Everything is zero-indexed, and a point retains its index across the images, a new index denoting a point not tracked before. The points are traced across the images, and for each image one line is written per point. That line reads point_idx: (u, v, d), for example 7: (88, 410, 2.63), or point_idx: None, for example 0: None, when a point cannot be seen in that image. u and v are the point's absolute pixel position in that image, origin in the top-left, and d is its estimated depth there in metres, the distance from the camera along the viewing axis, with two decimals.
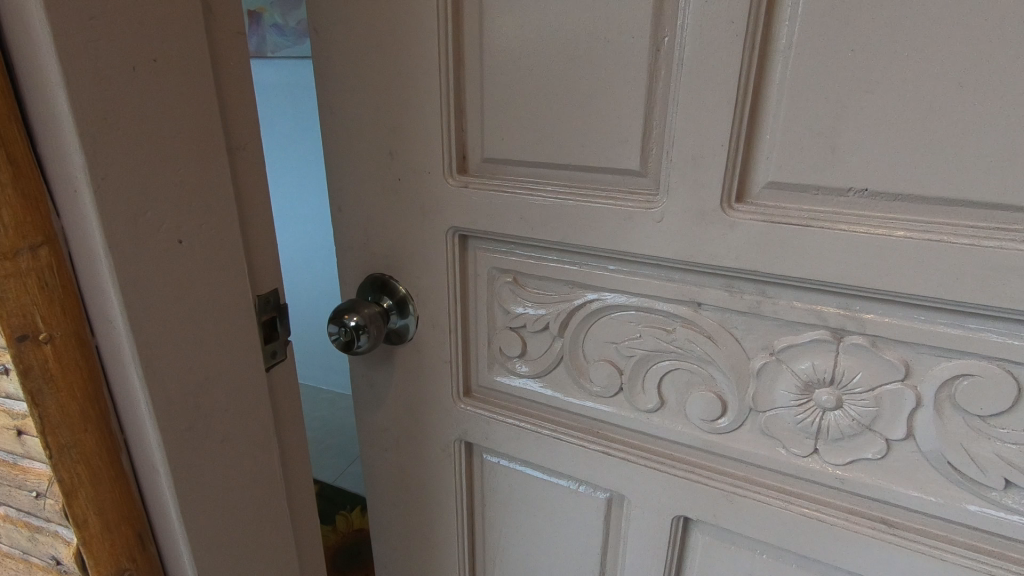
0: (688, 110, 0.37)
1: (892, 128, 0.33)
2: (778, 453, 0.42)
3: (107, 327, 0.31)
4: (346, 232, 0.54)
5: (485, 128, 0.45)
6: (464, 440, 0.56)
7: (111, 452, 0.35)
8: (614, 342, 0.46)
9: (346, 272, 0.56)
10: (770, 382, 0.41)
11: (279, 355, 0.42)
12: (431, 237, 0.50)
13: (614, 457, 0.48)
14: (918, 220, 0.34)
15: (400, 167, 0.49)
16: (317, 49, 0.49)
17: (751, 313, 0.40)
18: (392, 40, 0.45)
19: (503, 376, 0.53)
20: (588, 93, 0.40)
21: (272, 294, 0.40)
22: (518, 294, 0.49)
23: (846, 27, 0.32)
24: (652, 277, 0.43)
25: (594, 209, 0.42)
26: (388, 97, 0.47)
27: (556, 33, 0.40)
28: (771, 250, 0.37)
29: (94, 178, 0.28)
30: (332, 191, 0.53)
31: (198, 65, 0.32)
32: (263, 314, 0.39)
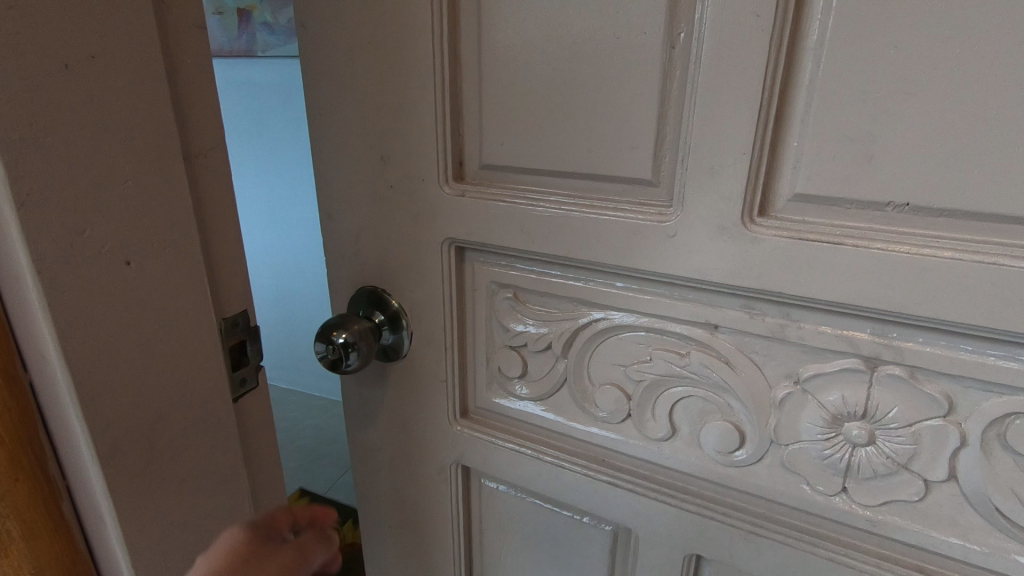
0: (705, 114, 0.34)
1: (938, 135, 0.29)
2: (802, 490, 0.38)
3: (40, 360, 0.30)
4: (335, 242, 0.51)
5: (483, 131, 0.42)
6: (461, 463, 0.53)
7: (53, 501, 0.32)
8: (621, 365, 0.42)
9: (336, 285, 0.53)
10: (794, 413, 0.37)
11: (249, 382, 0.41)
12: (424, 250, 0.46)
13: (621, 488, 0.45)
14: (968, 239, 0.30)
15: (392, 174, 0.46)
16: (303, 45, 0.45)
17: (775, 337, 0.36)
18: (382, 35, 0.42)
19: (502, 398, 0.49)
20: (595, 94, 0.37)
21: (240, 317, 0.40)
22: (518, 310, 0.45)
23: (887, 21, 0.29)
24: (664, 296, 0.39)
25: (601, 221, 0.39)
26: (378, 97, 0.44)
27: (559, 28, 0.37)
28: (797, 270, 0.33)
29: (17, 195, 0.27)
30: (321, 198, 0.50)
31: (143, 68, 0.31)
32: (230, 338, 0.39)
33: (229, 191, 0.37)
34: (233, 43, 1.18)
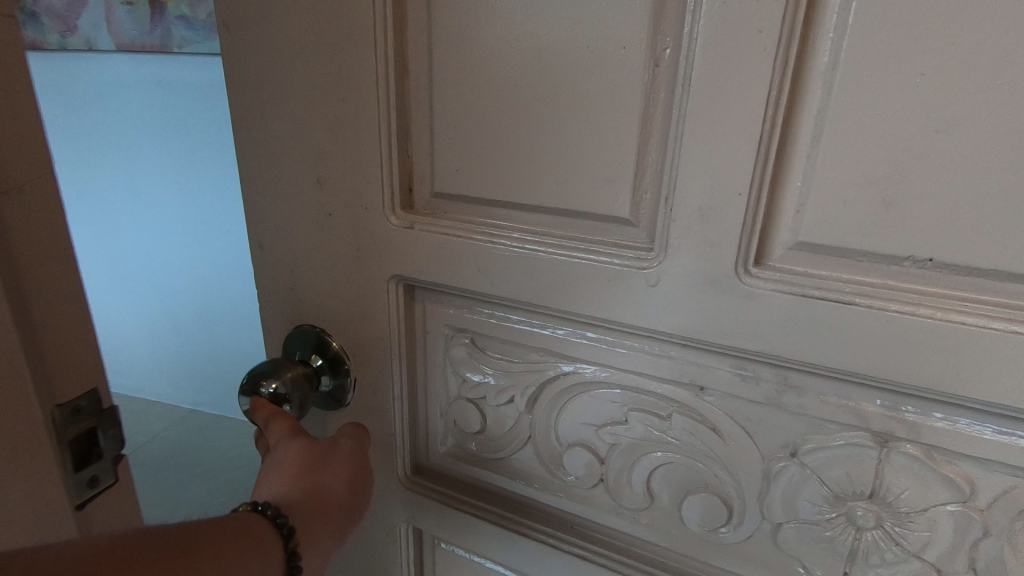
0: (696, 146, 0.28)
1: (973, 182, 0.25)
2: (796, 574, 0.34)
3: None
4: (267, 274, 0.44)
5: (434, 155, 0.36)
6: (413, 525, 0.47)
7: None
8: (593, 425, 0.37)
9: (270, 323, 0.46)
10: (790, 490, 0.32)
11: (101, 480, 0.32)
12: (368, 288, 0.40)
13: (591, 562, 0.39)
14: (1001, 303, 0.25)
15: (329, 200, 0.39)
16: (225, 47, 0.38)
17: (771, 404, 0.31)
18: (314, 38, 0.35)
19: (459, 455, 0.43)
20: (563, 117, 0.31)
21: (84, 401, 0.31)
22: (474, 359, 0.40)
23: (917, 45, 0.24)
24: (643, 351, 0.34)
25: (571, 264, 0.33)
26: (311, 111, 0.37)
27: (523, 38, 0.31)
28: (799, 331, 0.29)
29: None
30: (249, 224, 0.43)
31: None
32: (69, 430, 0.30)
33: None
34: (146, 36, 1.17)
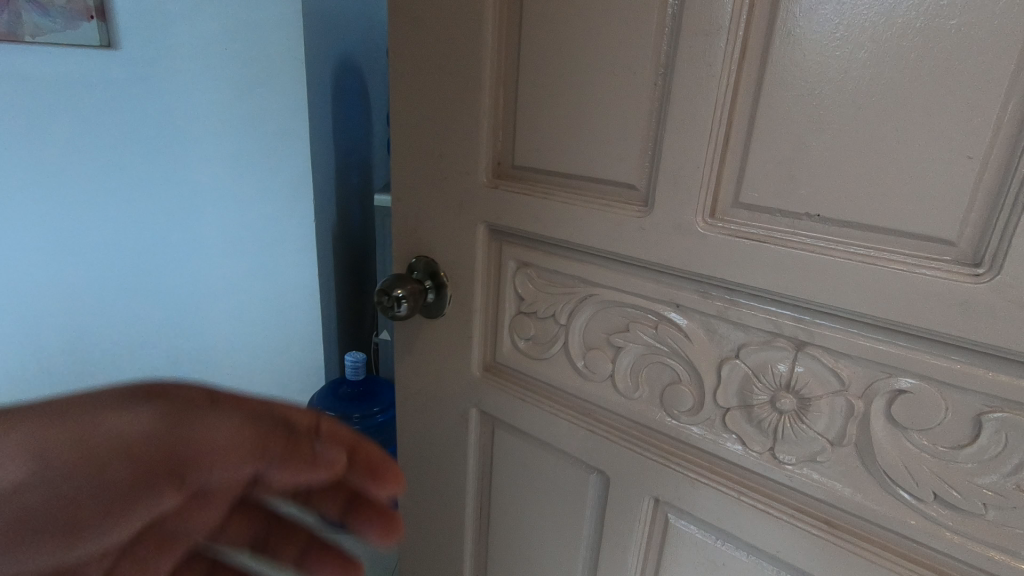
0: (674, 135, 0.44)
1: (839, 162, 0.38)
2: (735, 446, 0.48)
3: None
4: (400, 218, 0.64)
5: (515, 139, 0.54)
6: (479, 408, 0.65)
7: None
8: (609, 333, 0.52)
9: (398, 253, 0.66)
10: (733, 382, 0.46)
11: None
12: (464, 228, 0.59)
13: (601, 437, 0.55)
14: (860, 246, 0.39)
15: (445, 168, 0.58)
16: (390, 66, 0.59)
17: (724, 318, 0.45)
18: (445, 61, 0.55)
19: (517, 353, 0.60)
20: (596, 115, 0.48)
21: None
22: (533, 282, 0.57)
23: (805, 72, 0.38)
24: (644, 277, 0.49)
25: (596, 214, 0.50)
26: (438, 108, 0.57)
27: (573, 64, 0.48)
28: (732, 260, 0.43)
29: None
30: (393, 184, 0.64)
31: None
32: None
33: None
34: None
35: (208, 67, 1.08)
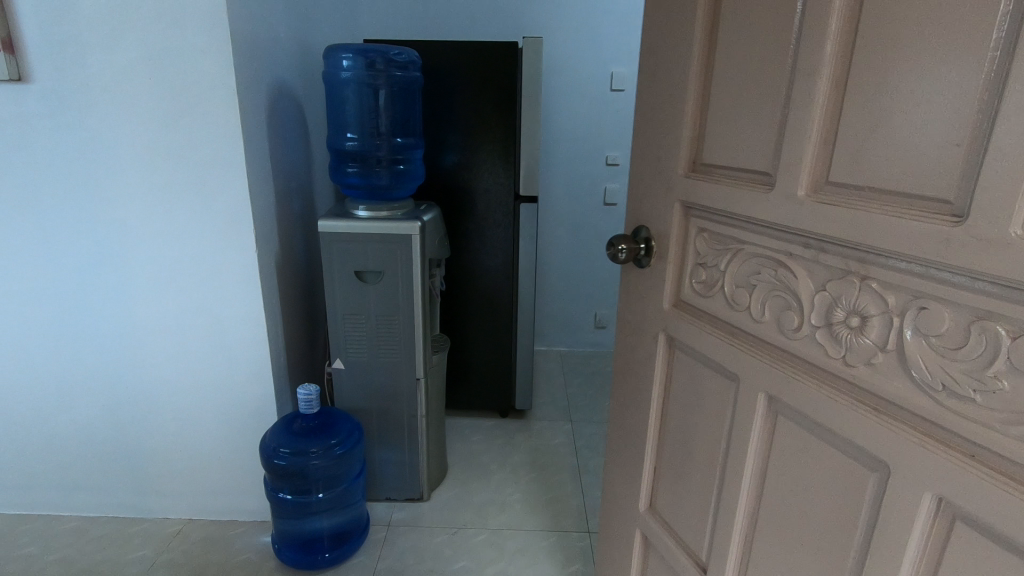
0: (792, 125, 0.54)
1: (900, 141, 0.46)
2: (820, 354, 0.54)
3: None
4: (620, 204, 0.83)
5: (686, 134, 0.67)
6: (666, 332, 0.75)
7: None
8: (746, 275, 0.61)
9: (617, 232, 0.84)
10: (820, 308, 0.54)
11: None
12: (651, 209, 0.74)
13: (737, 350, 0.63)
14: (904, 210, 0.46)
15: (643, 163, 0.75)
16: None
17: (809, 255, 0.54)
18: (652, 81, 0.72)
19: (691, 292, 0.70)
20: (745, 111, 0.60)
21: None
22: (705, 237, 0.67)
23: (884, 65, 0.46)
24: (767, 226, 0.58)
25: (735, 188, 0.61)
26: (643, 117, 0.74)
27: (731, 73, 0.61)
28: (817, 219, 0.52)
29: None
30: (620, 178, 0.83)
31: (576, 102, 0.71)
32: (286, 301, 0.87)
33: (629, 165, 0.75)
34: None
35: (130, 152, 1.27)
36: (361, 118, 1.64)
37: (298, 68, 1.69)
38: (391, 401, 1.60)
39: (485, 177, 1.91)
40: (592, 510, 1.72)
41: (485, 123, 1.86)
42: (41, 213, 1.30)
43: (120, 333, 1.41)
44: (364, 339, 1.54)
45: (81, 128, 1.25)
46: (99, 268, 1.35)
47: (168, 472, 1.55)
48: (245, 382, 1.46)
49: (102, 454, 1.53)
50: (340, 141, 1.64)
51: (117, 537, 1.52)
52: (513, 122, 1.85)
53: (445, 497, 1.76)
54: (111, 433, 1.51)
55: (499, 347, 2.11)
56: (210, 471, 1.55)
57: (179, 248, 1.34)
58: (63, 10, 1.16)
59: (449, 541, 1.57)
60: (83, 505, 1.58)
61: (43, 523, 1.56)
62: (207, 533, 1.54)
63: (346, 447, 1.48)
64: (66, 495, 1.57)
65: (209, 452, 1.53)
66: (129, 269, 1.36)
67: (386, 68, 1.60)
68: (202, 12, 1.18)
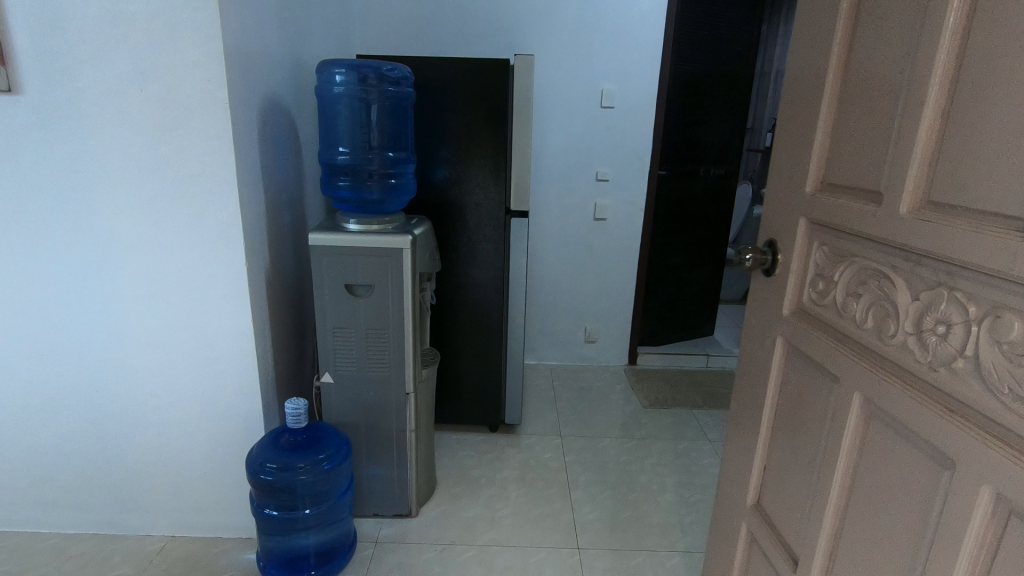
0: (902, 150, 0.60)
1: (986, 168, 0.51)
2: (910, 358, 0.60)
3: None
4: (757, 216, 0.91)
5: (817, 155, 0.75)
6: (785, 336, 0.82)
7: None
8: (854, 285, 0.68)
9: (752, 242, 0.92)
10: (913, 316, 0.59)
11: None
12: (782, 223, 0.82)
13: (840, 354, 0.70)
14: (985, 228, 0.51)
15: (780, 180, 0.83)
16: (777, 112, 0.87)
17: (908, 268, 0.60)
18: (793, 106, 0.79)
19: (810, 300, 0.77)
20: (864, 136, 0.66)
21: None
22: (824, 249, 0.74)
23: (979, 100, 0.52)
24: (875, 241, 0.64)
25: (849, 205, 0.68)
26: (784, 138, 0.82)
27: (856, 102, 0.67)
28: (913, 235, 0.58)
29: None
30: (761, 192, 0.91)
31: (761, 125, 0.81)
32: None
33: (777, 179, 0.84)
34: None
35: (119, 168, 1.31)
36: (353, 133, 1.70)
37: (292, 79, 1.74)
38: (378, 415, 1.64)
39: (475, 193, 1.97)
40: (580, 525, 1.77)
41: (476, 139, 1.92)
42: (29, 230, 1.35)
43: (104, 345, 1.45)
44: (354, 351, 1.57)
45: (66, 145, 1.30)
46: (82, 282, 1.39)
47: (152, 485, 1.58)
48: (233, 393, 1.50)
49: (82, 466, 1.55)
50: (332, 156, 1.69)
51: (98, 554, 1.53)
52: (504, 139, 1.91)
53: (434, 513, 1.79)
54: (93, 445, 1.53)
55: (487, 360, 2.15)
56: (196, 484, 1.58)
57: (165, 261, 1.38)
58: (48, 32, 1.22)
59: (438, 557, 1.60)
60: (65, 521, 1.61)
61: (21, 539, 1.58)
62: (190, 550, 1.56)
63: (333, 462, 1.49)
64: (47, 510, 1.59)
65: (191, 462, 1.55)
66: (116, 281, 1.40)
67: (378, 84, 1.67)
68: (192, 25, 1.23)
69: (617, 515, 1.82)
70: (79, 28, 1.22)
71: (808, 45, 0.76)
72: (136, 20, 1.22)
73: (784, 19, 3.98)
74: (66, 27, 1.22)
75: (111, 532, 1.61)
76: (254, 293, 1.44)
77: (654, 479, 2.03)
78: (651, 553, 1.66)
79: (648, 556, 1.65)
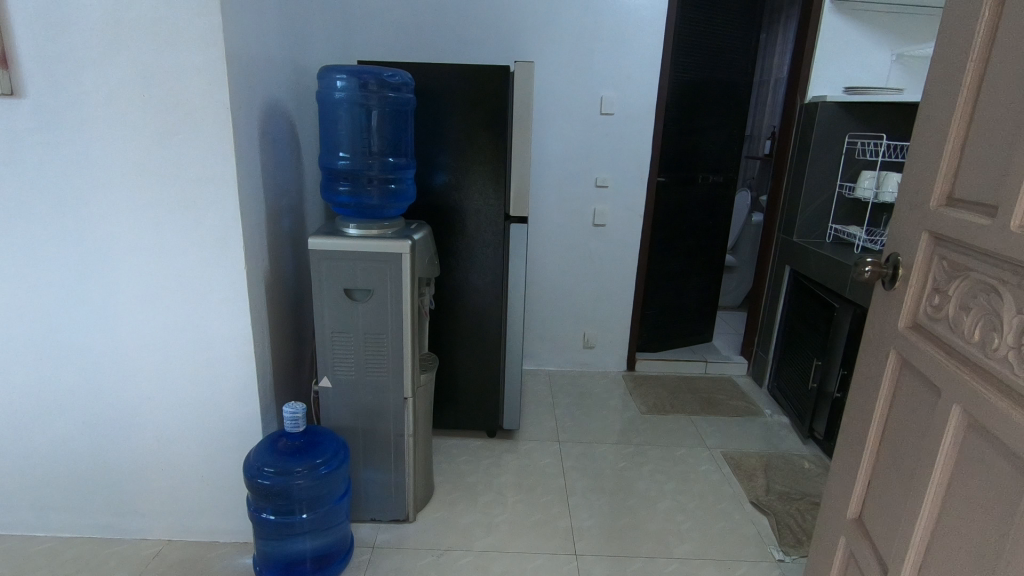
0: (1017, 171, 0.70)
1: None
2: (1007, 370, 0.69)
3: None
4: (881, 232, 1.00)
5: (947, 174, 0.84)
6: (897, 349, 0.92)
7: None
8: (969, 299, 0.78)
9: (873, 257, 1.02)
10: (1015, 330, 0.69)
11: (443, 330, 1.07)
12: (907, 237, 0.91)
13: (948, 364, 0.79)
14: None
15: (909, 199, 0.92)
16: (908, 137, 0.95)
17: (1016, 282, 0.70)
18: (925, 132, 0.89)
19: (924, 314, 0.87)
20: (991, 158, 0.75)
21: None
22: (944, 264, 0.83)
23: None
24: (992, 260, 0.74)
25: (969, 220, 0.77)
26: (915, 161, 0.91)
27: (986, 127, 0.77)
28: (1020, 249, 0.67)
29: None
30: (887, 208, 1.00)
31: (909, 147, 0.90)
32: None
33: (907, 198, 0.93)
34: None
35: (114, 174, 1.38)
36: (353, 139, 1.79)
37: (292, 84, 1.84)
38: (377, 421, 1.72)
39: (474, 200, 2.06)
40: (578, 530, 1.85)
41: (477, 148, 2.01)
42: (22, 234, 1.42)
43: (101, 346, 1.53)
44: (352, 354, 1.65)
45: (63, 153, 1.37)
46: (77, 284, 1.47)
47: (149, 489, 1.66)
48: (232, 394, 1.57)
49: (74, 469, 1.64)
50: (332, 160, 1.78)
51: (94, 558, 1.62)
52: (502, 146, 2.01)
53: (430, 518, 1.88)
54: (88, 447, 1.62)
55: (486, 364, 2.25)
56: (194, 488, 1.66)
57: (162, 267, 1.46)
58: (42, 57, 1.31)
59: (434, 563, 1.68)
60: (59, 526, 1.69)
61: (18, 540, 1.67)
62: (188, 553, 1.65)
63: (330, 466, 1.55)
64: (41, 515, 1.68)
65: (190, 464, 1.64)
66: (115, 290, 1.48)
67: (378, 90, 1.75)
68: (193, 42, 1.31)
69: (614, 521, 1.90)
70: (79, 42, 1.30)
71: (942, 75, 0.85)
72: (139, 40, 1.31)
73: (784, 27, 4.02)
74: (60, 37, 1.30)
75: (109, 537, 1.70)
76: (253, 297, 1.52)
77: (651, 486, 2.11)
78: (648, 560, 1.73)
79: (645, 563, 1.72)
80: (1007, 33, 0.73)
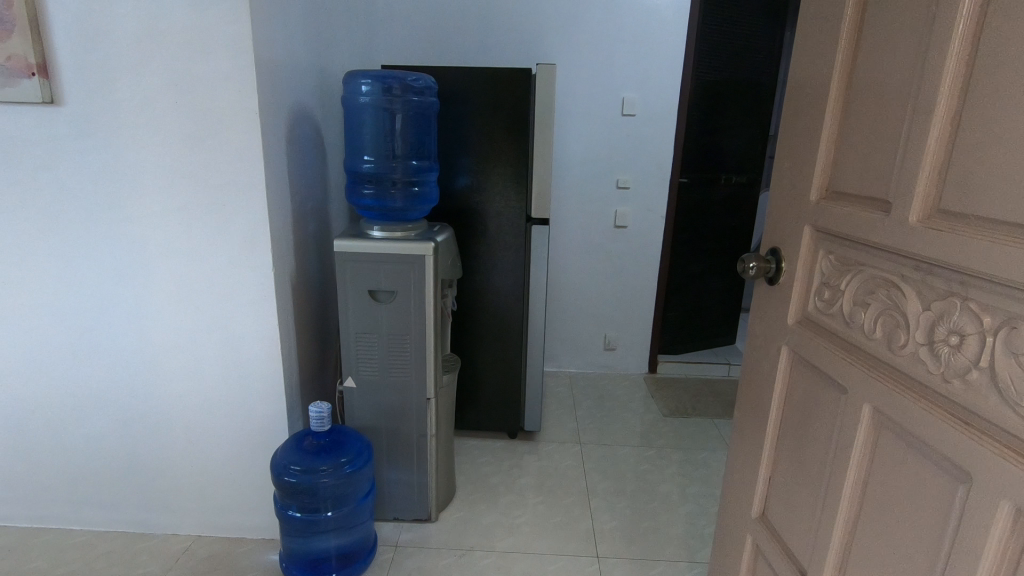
0: (906, 166, 0.72)
1: (984, 178, 0.62)
2: (922, 367, 0.70)
3: None
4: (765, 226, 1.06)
5: (827, 170, 0.88)
6: (788, 345, 0.98)
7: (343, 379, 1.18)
8: (865, 294, 0.80)
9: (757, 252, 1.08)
10: (927, 325, 0.70)
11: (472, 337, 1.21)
12: (789, 233, 0.97)
13: (850, 363, 0.82)
14: (995, 234, 0.60)
15: (785, 196, 0.98)
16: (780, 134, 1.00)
17: (918, 277, 0.71)
18: (798, 131, 0.94)
19: (815, 309, 0.92)
20: (871, 153, 0.79)
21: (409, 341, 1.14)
22: (831, 258, 0.88)
23: (977, 122, 0.63)
24: (887, 255, 0.76)
25: (860, 213, 0.80)
26: (789, 157, 0.97)
27: (862, 125, 0.81)
28: (922, 240, 0.69)
29: None
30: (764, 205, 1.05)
31: (793, 145, 0.95)
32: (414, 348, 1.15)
33: (785, 194, 0.98)
34: None
35: (146, 179, 1.55)
36: (377, 143, 1.94)
37: (317, 92, 2.01)
38: (401, 421, 1.90)
39: (495, 201, 2.23)
40: (599, 533, 1.99)
41: (499, 151, 2.18)
42: (68, 231, 1.60)
43: (136, 342, 1.70)
44: (377, 353, 1.82)
45: (107, 159, 1.54)
46: (115, 283, 1.65)
47: (176, 483, 1.84)
48: (255, 382, 1.73)
49: (107, 452, 1.82)
50: (358, 164, 1.94)
51: (126, 551, 1.80)
52: (524, 148, 2.17)
53: (451, 519, 2.04)
54: (118, 439, 1.80)
55: (507, 361, 2.41)
56: (219, 486, 1.84)
57: (189, 271, 1.63)
58: (97, 73, 1.47)
59: (457, 562, 1.83)
60: (92, 516, 1.89)
61: (55, 535, 1.88)
62: (214, 550, 1.82)
63: (354, 466, 1.70)
64: (77, 506, 1.87)
65: (218, 455, 1.81)
66: (148, 288, 1.65)
67: (402, 93, 1.91)
68: (230, 63, 1.46)
69: (635, 524, 2.04)
70: (119, 48, 1.46)
71: (812, 67, 0.90)
72: (176, 61, 1.46)
73: None
74: (103, 45, 1.45)
75: (143, 531, 1.89)
76: (280, 297, 1.68)
77: (674, 489, 2.25)
78: (671, 563, 1.85)
79: (667, 566, 1.84)
80: (881, 34, 0.77)
